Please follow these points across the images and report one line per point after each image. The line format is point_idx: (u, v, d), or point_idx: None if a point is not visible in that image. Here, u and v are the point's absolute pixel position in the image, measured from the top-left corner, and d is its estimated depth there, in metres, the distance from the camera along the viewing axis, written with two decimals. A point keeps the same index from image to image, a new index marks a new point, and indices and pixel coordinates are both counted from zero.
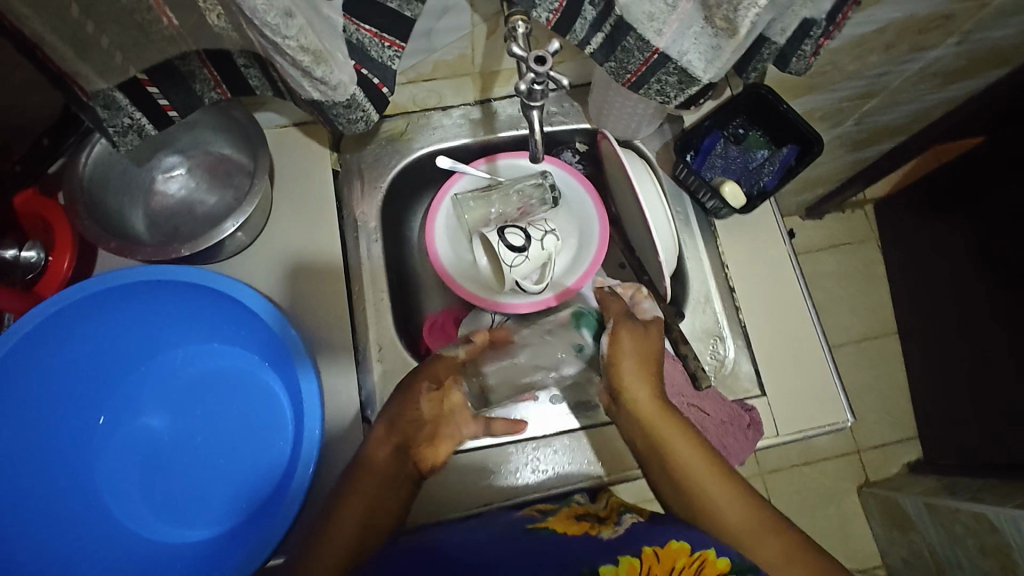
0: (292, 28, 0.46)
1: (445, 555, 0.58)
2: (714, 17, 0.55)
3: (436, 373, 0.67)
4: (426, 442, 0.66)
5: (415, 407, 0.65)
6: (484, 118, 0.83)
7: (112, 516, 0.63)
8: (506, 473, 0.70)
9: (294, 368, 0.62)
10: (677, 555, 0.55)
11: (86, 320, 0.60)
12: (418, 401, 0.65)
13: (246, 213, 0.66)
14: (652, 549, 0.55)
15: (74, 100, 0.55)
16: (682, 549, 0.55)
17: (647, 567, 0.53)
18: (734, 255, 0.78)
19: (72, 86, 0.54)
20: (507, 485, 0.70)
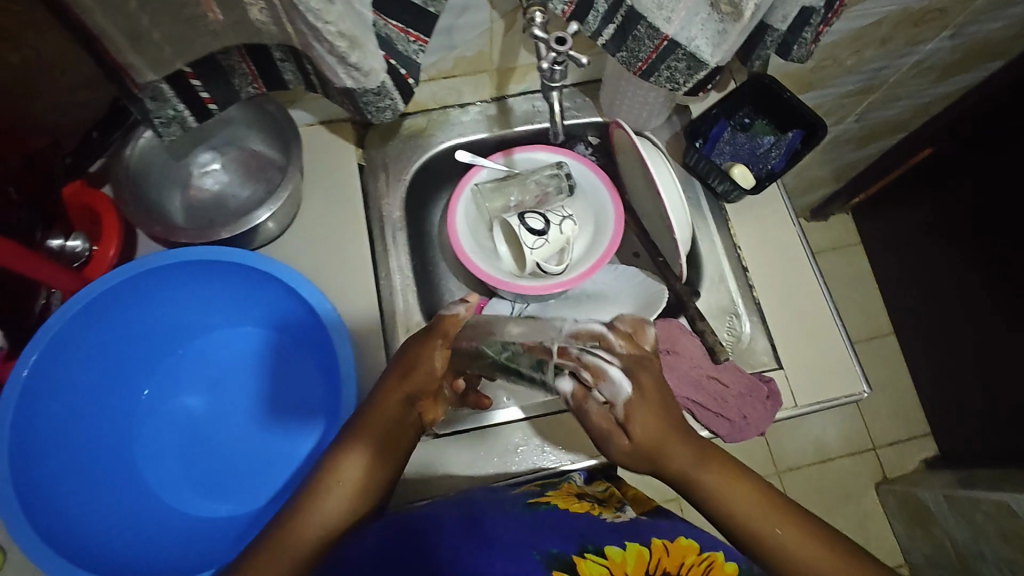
0: (332, 14, 0.51)
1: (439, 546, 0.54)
2: (718, 4, 0.59)
3: (444, 328, 0.62)
4: (430, 395, 0.63)
5: (424, 361, 0.61)
6: (500, 114, 0.87)
7: (152, 488, 0.66)
8: (523, 449, 0.72)
9: (328, 341, 0.65)
10: (686, 552, 0.56)
11: (131, 301, 0.63)
12: (424, 357, 0.61)
13: (280, 200, 0.69)
14: (661, 542, 0.57)
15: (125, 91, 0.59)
16: (690, 548, 0.58)
17: (655, 557, 0.54)
18: (745, 237, 0.81)
19: (125, 79, 0.58)
20: (524, 460, 0.71)
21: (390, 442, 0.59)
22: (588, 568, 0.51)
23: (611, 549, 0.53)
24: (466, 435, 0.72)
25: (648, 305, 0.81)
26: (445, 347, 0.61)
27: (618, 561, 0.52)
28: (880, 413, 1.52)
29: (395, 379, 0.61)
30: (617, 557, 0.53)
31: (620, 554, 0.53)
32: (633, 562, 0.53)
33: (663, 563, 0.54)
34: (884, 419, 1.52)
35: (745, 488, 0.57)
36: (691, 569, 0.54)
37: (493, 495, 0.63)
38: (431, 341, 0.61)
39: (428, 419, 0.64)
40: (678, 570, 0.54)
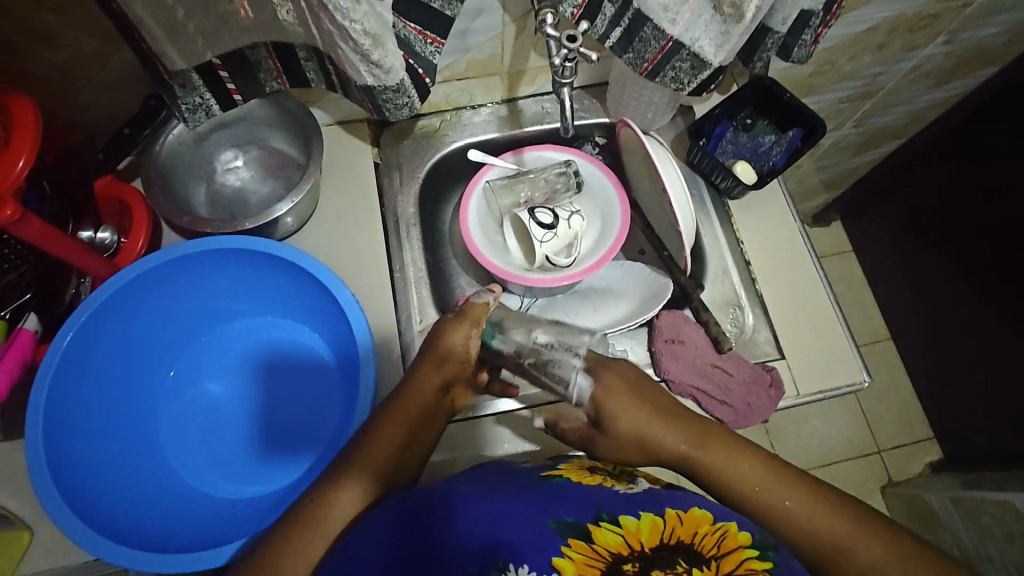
0: (359, 13, 0.54)
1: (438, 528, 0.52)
2: (721, 5, 0.63)
3: (476, 313, 0.66)
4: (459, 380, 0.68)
5: (455, 346, 0.65)
6: (510, 116, 0.90)
7: (174, 469, 0.68)
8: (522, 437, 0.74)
9: (347, 325, 0.67)
10: (700, 522, 0.53)
11: (160, 286, 0.66)
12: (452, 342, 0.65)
13: (300, 193, 0.72)
14: (675, 513, 0.54)
15: (156, 77, 0.63)
16: (704, 518, 0.54)
17: (669, 527, 0.52)
18: (748, 233, 0.84)
19: (157, 66, 0.61)
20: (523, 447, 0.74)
21: (418, 427, 0.64)
22: (602, 536, 0.50)
23: (625, 518, 0.52)
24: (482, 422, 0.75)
25: (655, 296, 0.82)
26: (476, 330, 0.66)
27: (632, 529, 0.51)
28: (884, 416, 1.53)
29: (429, 366, 0.65)
30: (632, 526, 0.52)
31: (634, 523, 0.52)
32: (646, 531, 0.51)
33: (676, 533, 0.51)
34: (888, 422, 1.53)
35: (777, 475, 0.59)
36: (704, 537, 0.51)
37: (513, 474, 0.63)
38: (463, 325, 0.66)
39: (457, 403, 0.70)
40: (691, 539, 0.51)
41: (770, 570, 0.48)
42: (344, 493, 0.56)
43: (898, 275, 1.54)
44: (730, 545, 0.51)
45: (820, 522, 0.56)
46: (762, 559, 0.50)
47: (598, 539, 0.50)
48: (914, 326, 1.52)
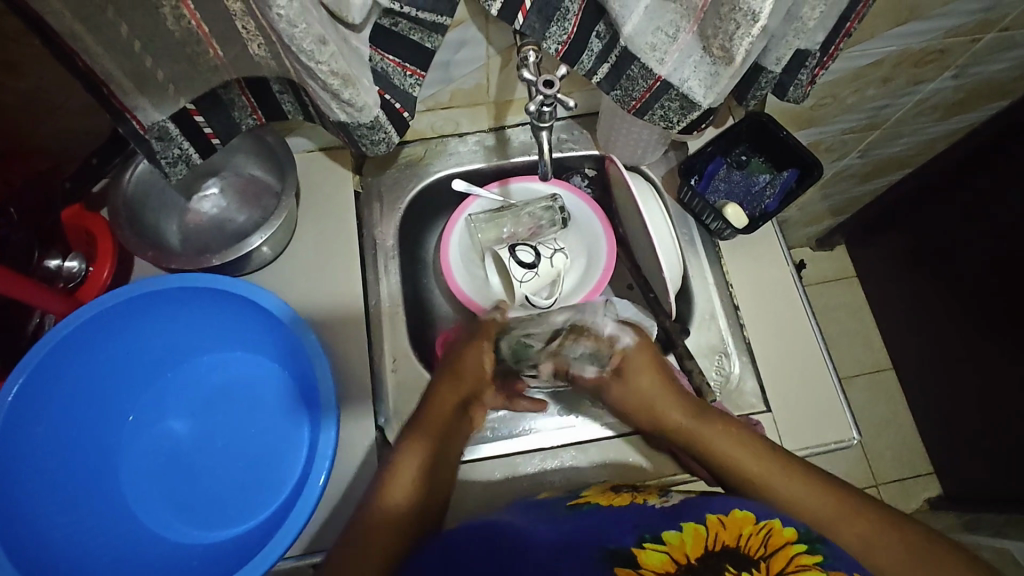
0: (326, 54, 0.51)
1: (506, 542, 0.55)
2: (711, 47, 0.59)
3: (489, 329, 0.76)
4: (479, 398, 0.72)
5: (473, 360, 0.73)
6: (497, 145, 0.88)
7: (132, 514, 0.66)
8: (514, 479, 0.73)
9: (309, 365, 0.66)
10: (743, 523, 0.53)
11: (129, 323, 0.66)
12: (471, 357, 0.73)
13: (273, 227, 0.70)
14: (717, 517, 0.54)
15: (131, 133, 0.59)
16: (747, 518, 0.54)
17: (712, 532, 0.52)
18: (738, 275, 0.81)
19: (131, 121, 0.58)
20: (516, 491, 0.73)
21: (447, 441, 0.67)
22: (647, 558, 0.50)
23: (668, 534, 0.52)
24: (461, 467, 0.73)
25: None
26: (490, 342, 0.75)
27: (675, 544, 0.51)
28: (884, 451, 1.48)
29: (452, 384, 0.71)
30: (675, 540, 0.51)
31: (677, 536, 0.52)
32: (690, 542, 0.51)
33: (721, 537, 0.52)
34: (888, 456, 1.48)
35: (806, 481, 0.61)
36: (750, 539, 0.51)
37: (532, 517, 0.61)
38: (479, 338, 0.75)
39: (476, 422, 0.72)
40: (737, 542, 0.51)
41: (821, 563, 0.49)
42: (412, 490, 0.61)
43: (901, 308, 1.49)
44: (777, 542, 0.51)
45: (861, 534, 0.58)
46: (811, 553, 0.50)
47: (644, 562, 0.49)
48: (916, 360, 1.47)
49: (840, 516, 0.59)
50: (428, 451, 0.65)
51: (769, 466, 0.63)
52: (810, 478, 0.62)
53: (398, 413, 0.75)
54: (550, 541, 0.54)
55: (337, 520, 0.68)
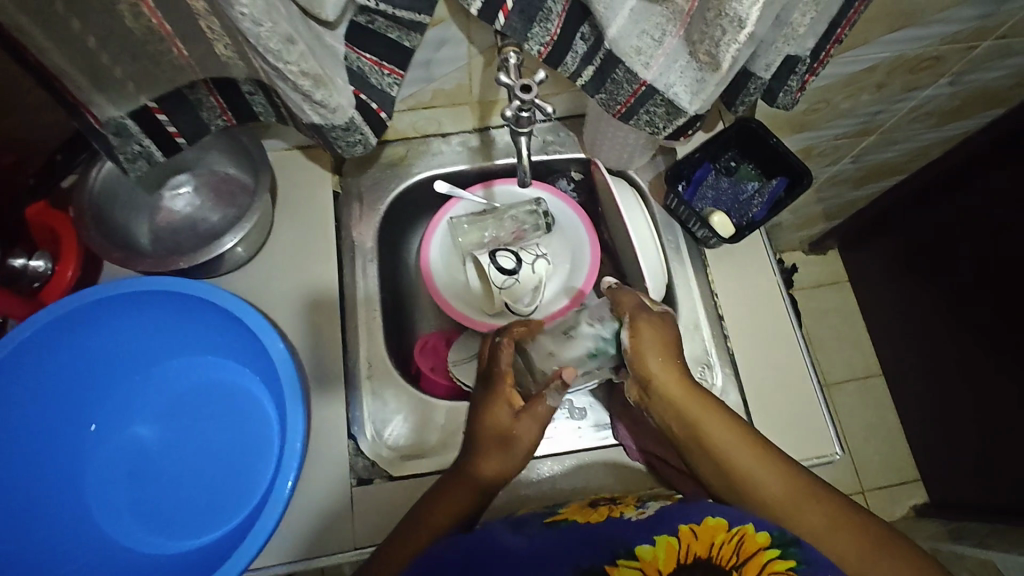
0: (294, 53, 0.48)
1: (487, 551, 0.54)
2: (697, 52, 0.57)
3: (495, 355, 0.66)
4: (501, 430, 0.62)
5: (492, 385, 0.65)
6: (482, 146, 0.85)
7: (96, 523, 0.66)
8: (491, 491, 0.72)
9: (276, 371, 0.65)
10: (715, 531, 0.52)
11: (92, 329, 0.64)
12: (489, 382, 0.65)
13: (244, 229, 0.68)
14: (688, 526, 0.53)
15: (88, 129, 0.57)
16: (719, 526, 0.52)
17: (685, 544, 0.51)
18: (723, 284, 0.79)
19: (87, 116, 0.56)
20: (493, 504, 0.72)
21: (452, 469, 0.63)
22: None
23: (640, 547, 0.51)
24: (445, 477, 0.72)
25: None
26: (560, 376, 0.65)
27: (649, 560, 0.50)
28: (871, 456, 1.45)
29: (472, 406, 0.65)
30: (648, 556, 0.51)
31: (650, 551, 0.51)
32: (664, 556, 0.50)
33: (694, 549, 0.51)
34: (875, 462, 1.45)
35: (791, 472, 0.57)
36: (721, 549, 0.51)
37: (510, 531, 0.58)
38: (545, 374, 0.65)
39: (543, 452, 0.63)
40: (709, 553, 0.51)
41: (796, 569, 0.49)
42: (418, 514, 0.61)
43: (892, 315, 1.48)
44: (749, 549, 0.51)
45: (852, 545, 0.52)
46: (785, 558, 0.50)
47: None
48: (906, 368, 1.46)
49: (799, 501, 0.55)
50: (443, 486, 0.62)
51: (755, 455, 0.58)
52: (799, 476, 0.57)
53: (371, 421, 0.73)
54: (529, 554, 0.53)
55: (308, 531, 0.68)
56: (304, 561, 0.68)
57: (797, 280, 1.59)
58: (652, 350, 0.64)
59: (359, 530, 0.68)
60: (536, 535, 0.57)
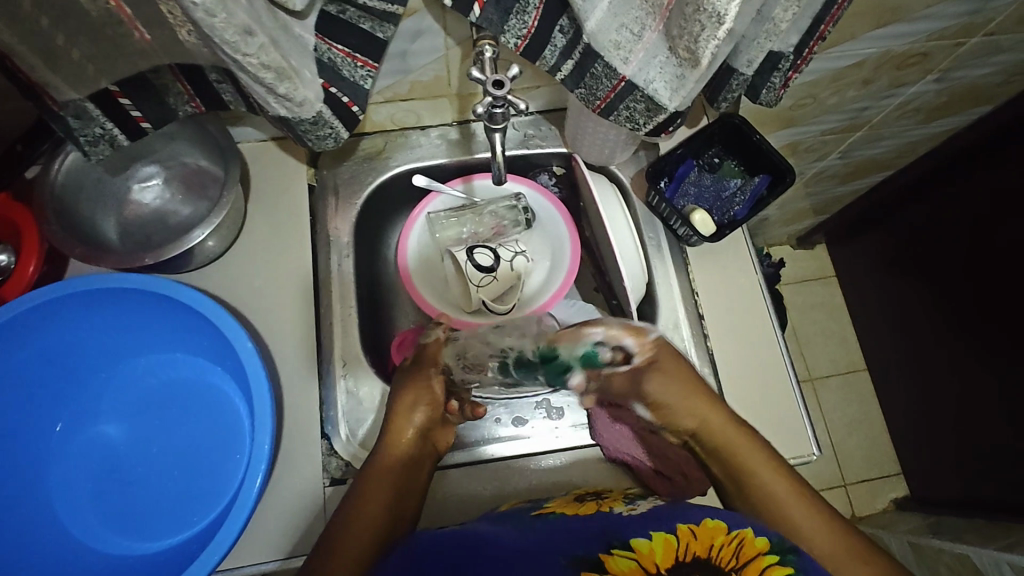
0: (252, 45, 0.47)
1: (477, 546, 0.54)
2: (676, 48, 0.55)
3: (433, 354, 0.72)
4: (441, 423, 0.69)
5: (423, 388, 0.69)
6: (461, 139, 0.83)
7: (61, 523, 0.67)
8: (468, 490, 0.72)
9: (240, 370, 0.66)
10: (715, 533, 0.52)
11: (54, 329, 0.65)
12: (422, 384, 0.69)
13: (212, 224, 0.66)
14: (688, 526, 0.53)
15: (44, 110, 0.55)
16: (718, 528, 0.53)
17: (683, 542, 0.51)
18: (704, 283, 0.78)
19: (43, 97, 0.54)
20: (468, 503, 0.71)
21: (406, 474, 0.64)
22: (616, 564, 0.49)
23: (637, 541, 0.51)
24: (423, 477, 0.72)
25: None
26: (438, 370, 0.71)
27: (646, 552, 0.50)
28: (853, 450, 1.46)
29: (405, 411, 0.67)
30: (645, 548, 0.50)
31: (647, 545, 0.50)
32: (661, 551, 0.50)
33: (692, 548, 0.50)
34: (857, 455, 1.46)
35: (785, 477, 0.61)
36: (721, 550, 0.50)
37: (493, 523, 0.61)
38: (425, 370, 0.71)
39: (441, 446, 0.69)
40: (708, 553, 0.50)
41: None
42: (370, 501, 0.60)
43: None
44: (749, 553, 0.50)
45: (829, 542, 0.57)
46: (782, 565, 0.49)
47: (612, 568, 0.48)
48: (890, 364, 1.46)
49: (783, 499, 0.59)
50: (394, 485, 0.62)
51: (755, 455, 0.62)
52: (787, 478, 0.61)
53: (345, 421, 0.72)
54: (512, 549, 0.53)
55: (280, 529, 0.68)
56: (281, 560, 0.67)
57: (783, 275, 1.58)
58: (669, 393, 0.66)
59: None
60: (524, 530, 0.57)
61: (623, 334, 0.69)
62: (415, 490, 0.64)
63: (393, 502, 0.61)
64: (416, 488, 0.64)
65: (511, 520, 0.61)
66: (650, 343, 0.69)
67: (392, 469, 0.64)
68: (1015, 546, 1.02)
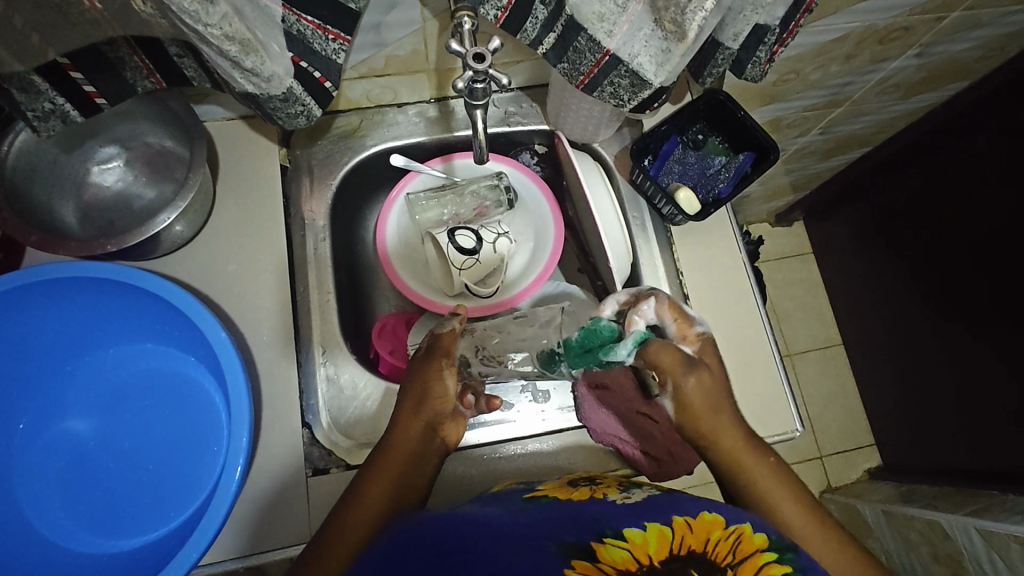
0: (214, 15, 0.44)
1: (461, 532, 0.53)
2: (662, 20, 0.54)
3: (445, 345, 0.66)
4: (451, 418, 0.65)
5: (434, 382, 0.64)
6: (440, 116, 0.80)
7: (30, 525, 0.64)
8: (458, 471, 0.71)
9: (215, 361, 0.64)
10: (712, 527, 0.53)
11: (10, 322, 0.61)
12: (432, 378, 0.64)
13: (180, 208, 0.63)
14: (683, 520, 0.53)
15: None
16: (716, 522, 0.53)
17: (678, 536, 0.51)
18: (689, 261, 0.78)
19: None
20: (455, 487, 0.71)
21: (411, 470, 0.62)
22: (608, 553, 0.48)
23: (630, 531, 0.51)
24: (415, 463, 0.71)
25: None
26: (450, 362, 0.65)
27: (638, 543, 0.50)
28: (829, 422, 1.49)
29: (410, 409, 0.64)
30: (637, 539, 0.50)
31: (640, 535, 0.50)
32: (655, 543, 0.50)
33: (687, 542, 0.50)
34: (833, 428, 1.49)
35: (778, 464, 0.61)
36: (718, 544, 0.51)
37: (484, 505, 0.60)
38: (436, 361, 0.65)
39: (451, 441, 0.65)
40: (704, 547, 0.50)
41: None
42: (371, 496, 0.59)
43: None
44: (747, 549, 0.51)
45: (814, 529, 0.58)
46: (781, 563, 0.50)
47: (604, 557, 0.48)
48: None
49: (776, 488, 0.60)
50: (396, 480, 0.61)
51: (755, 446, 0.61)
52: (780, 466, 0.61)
53: (326, 409, 0.71)
54: (501, 534, 0.52)
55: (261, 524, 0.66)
56: (257, 556, 0.65)
57: (762, 252, 1.59)
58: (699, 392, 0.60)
59: (316, 519, 0.66)
60: (514, 516, 0.56)
61: (666, 311, 0.64)
62: (415, 495, 0.61)
63: (392, 501, 0.59)
64: (416, 493, 0.61)
65: (505, 502, 0.61)
66: (697, 339, 0.63)
67: (395, 463, 0.61)
68: (984, 512, 1.05)
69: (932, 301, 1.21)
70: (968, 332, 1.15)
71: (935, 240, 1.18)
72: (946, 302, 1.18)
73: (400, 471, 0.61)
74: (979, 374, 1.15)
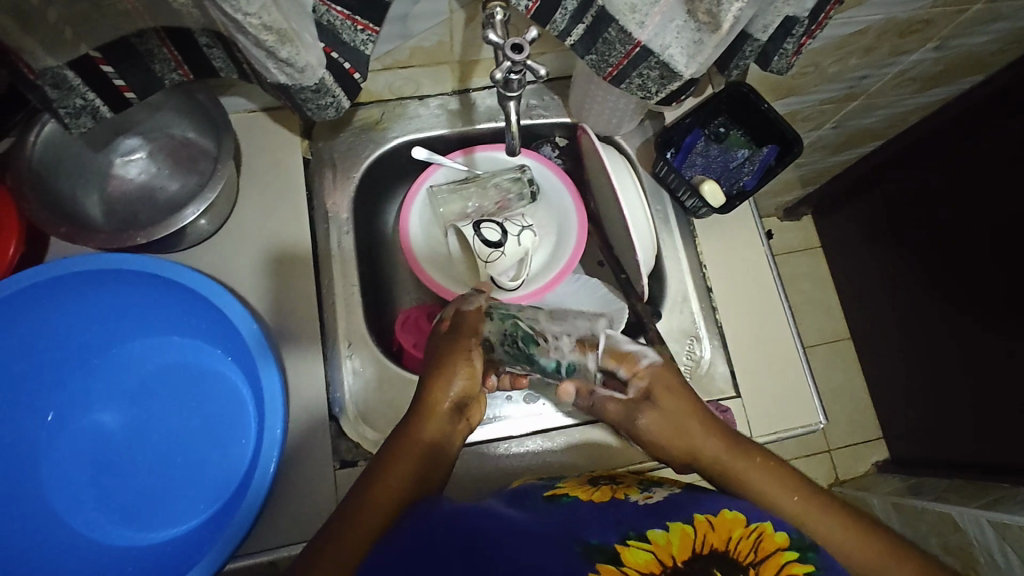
0: (253, 5, 0.43)
1: (482, 533, 0.52)
2: (696, 11, 0.53)
3: (470, 322, 0.66)
4: (475, 399, 0.65)
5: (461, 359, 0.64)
6: (462, 109, 0.80)
7: (60, 518, 0.64)
8: (488, 460, 0.72)
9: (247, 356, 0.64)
10: (733, 525, 0.52)
11: (38, 313, 0.61)
12: (459, 355, 0.64)
13: (207, 201, 0.62)
14: (705, 516, 0.53)
15: (21, 79, 0.51)
16: (737, 519, 0.53)
17: (700, 535, 0.51)
18: (713, 253, 0.78)
19: (18, 64, 0.49)
20: (486, 477, 0.71)
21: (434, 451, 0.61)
22: (633, 557, 0.49)
23: (653, 533, 0.51)
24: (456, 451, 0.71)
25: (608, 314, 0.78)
26: (478, 342, 0.65)
27: (661, 544, 0.50)
28: (838, 416, 1.50)
29: (439, 386, 0.63)
30: (661, 540, 0.50)
31: (663, 536, 0.51)
32: (678, 544, 0.50)
33: (710, 540, 0.51)
34: (842, 422, 1.50)
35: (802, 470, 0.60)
36: (739, 543, 0.50)
37: (510, 500, 0.60)
38: (463, 340, 0.65)
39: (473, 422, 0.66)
40: (726, 546, 0.50)
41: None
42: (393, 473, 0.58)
43: None
44: (767, 548, 0.50)
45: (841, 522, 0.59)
46: (803, 562, 0.50)
47: (627, 560, 0.48)
48: None
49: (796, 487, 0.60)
50: (419, 460, 0.59)
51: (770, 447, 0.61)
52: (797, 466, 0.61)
53: (353, 402, 0.71)
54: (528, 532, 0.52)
55: (287, 519, 0.66)
56: (285, 549, 0.65)
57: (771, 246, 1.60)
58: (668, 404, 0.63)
59: None
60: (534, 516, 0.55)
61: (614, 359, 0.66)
62: (436, 481, 0.60)
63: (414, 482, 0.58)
64: (436, 480, 0.60)
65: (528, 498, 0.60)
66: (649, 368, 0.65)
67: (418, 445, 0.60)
68: (996, 505, 1.06)
69: (945, 294, 1.22)
70: (980, 326, 1.16)
71: (949, 234, 1.18)
72: (958, 296, 1.19)
73: (426, 455, 0.60)
74: (992, 368, 1.15)
